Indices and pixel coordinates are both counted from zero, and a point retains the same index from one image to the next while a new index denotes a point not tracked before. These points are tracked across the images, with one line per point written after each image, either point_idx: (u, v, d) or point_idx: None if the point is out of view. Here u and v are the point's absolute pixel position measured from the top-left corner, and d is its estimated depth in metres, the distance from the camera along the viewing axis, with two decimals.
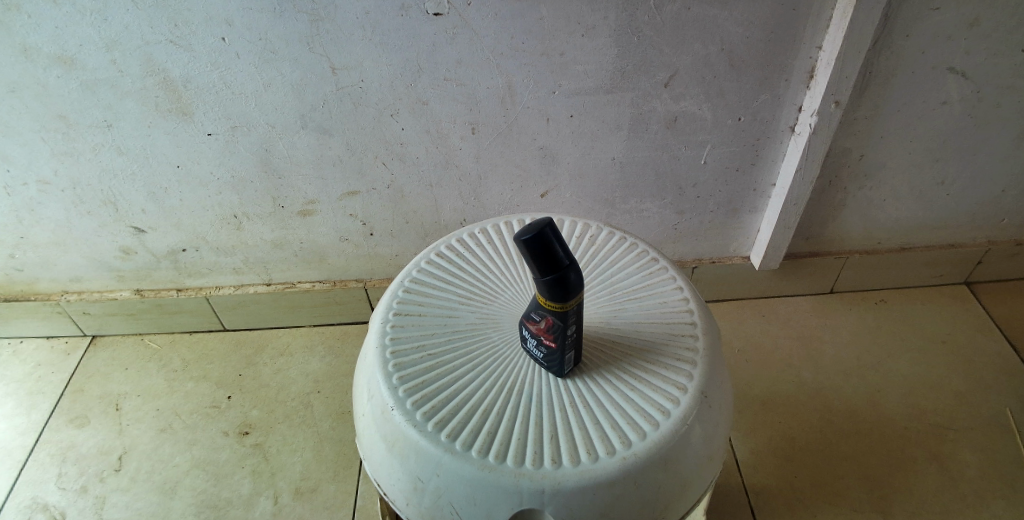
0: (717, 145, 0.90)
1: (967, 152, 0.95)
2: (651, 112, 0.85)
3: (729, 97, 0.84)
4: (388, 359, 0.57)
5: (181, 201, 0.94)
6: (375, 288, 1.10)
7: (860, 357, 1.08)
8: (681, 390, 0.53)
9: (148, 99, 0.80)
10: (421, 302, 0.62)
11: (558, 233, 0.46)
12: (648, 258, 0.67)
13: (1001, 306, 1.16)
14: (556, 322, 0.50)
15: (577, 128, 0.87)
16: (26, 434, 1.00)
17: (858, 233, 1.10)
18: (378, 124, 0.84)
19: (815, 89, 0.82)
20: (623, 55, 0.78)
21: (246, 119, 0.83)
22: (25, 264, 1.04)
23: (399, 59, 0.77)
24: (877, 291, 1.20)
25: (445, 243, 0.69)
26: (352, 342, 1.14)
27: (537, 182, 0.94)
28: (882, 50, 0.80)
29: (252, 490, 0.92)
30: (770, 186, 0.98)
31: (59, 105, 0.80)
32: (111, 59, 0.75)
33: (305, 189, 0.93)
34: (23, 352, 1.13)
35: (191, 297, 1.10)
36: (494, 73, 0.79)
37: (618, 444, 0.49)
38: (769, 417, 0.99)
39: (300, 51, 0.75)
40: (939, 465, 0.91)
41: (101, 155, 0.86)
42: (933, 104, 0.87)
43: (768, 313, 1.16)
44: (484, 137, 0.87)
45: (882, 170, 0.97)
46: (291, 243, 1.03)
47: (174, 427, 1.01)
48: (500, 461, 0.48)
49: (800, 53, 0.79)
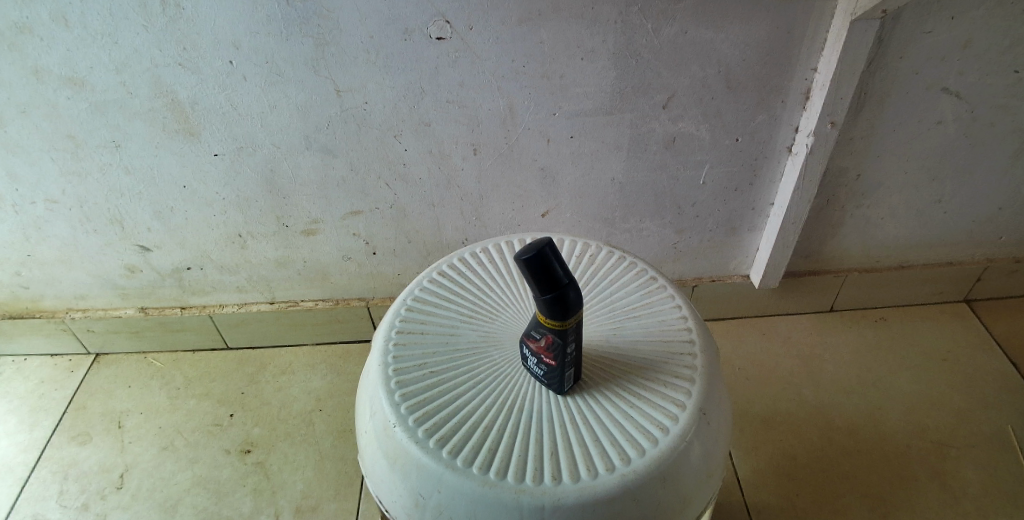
0: (715, 165, 0.92)
1: (963, 170, 0.96)
2: (651, 133, 0.87)
3: (727, 118, 0.85)
4: (390, 376, 0.57)
5: (186, 220, 0.95)
6: (378, 306, 1.11)
7: (860, 374, 1.08)
8: (680, 406, 0.54)
9: (157, 120, 0.81)
10: (423, 320, 0.63)
11: (558, 252, 0.47)
12: (647, 277, 0.68)
13: (1001, 323, 1.17)
14: (555, 340, 0.51)
15: (577, 148, 0.88)
16: (28, 450, 1.00)
17: (858, 251, 1.11)
18: (381, 145, 0.86)
19: (811, 110, 0.84)
20: (622, 77, 0.80)
21: (253, 140, 0.84)
22: (30, 282, 1.05)
23: (401, 83, 0.79)
24: (877, 309, 1.21)
25: (447, 262, 0.70)
26: (354, 360, 1.14)
27: (538, 202, 0.95)
28: (877, 71, 0.82)
29: (253, 508, 0.92)
30: (768, 205, 0.99)
31: (70, 125, 0.81)
32: (121, 81, 0.77)
33: (310, 208, 0.95)
34: (27, 369, 1.14)
35: (194, 315, 1.10)
36: (495, 95, 0.81)
37: (617, 460, 0.50)
38: (770, 435, 0.99)
39: (306, 74, 0.77)
40: (941, 482, 0.91)
41: (109, 174, 0.88)
42: (928, 124, 0.89)
43: (769, 331, 1.17)
44: (485, 158, 0.88)
45: (878, 189, 0.99)
46: (295, 262, 1.04)
47: (175, 445, 1.01)
48: (500, 477, 0.49)
49: (796, 74, 0.81)
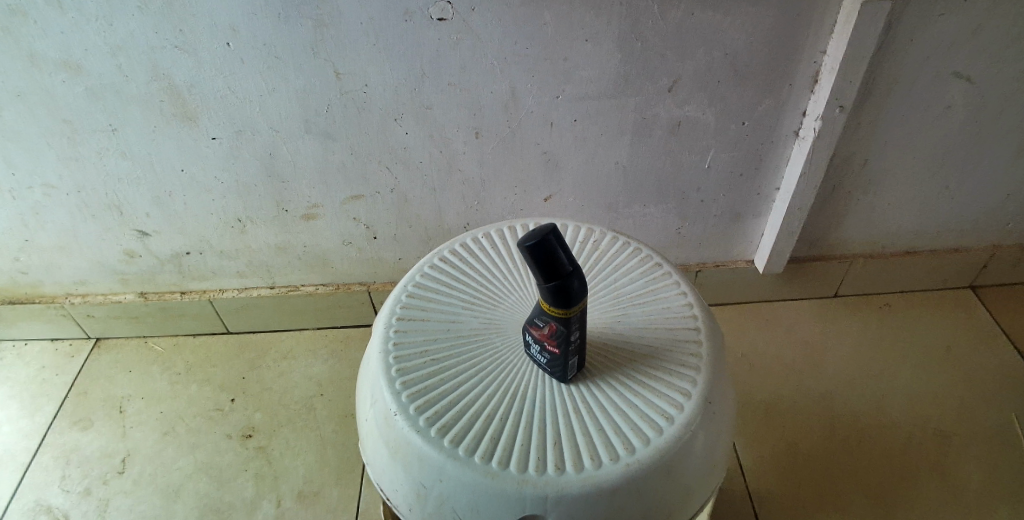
0: (720, 150, 0.90)
1: (972, 157, 0.95)
2: (655, 117, 0.85)
3: (733, 103, 0.84)
4: (390, 364, 0.57)
5: (185, 206, 0.94)
6: (378, 292, 1.10)
7: (863, 362, 1.08)
8: (685, 396, 0.53)
9: (154, 105, 0.80)
10: (425, 306, 0.62)
11: (562, 239, 0.46)
12: (651, 263, 0.67)
13: (1005, 311, 1.16)
14: (559, 328, 0.50)
15: (581, 133, 0.87)
16: (30, 436, 1.00)
17: (863, 238, 1.10)
18: (382, 129, 0.85)
19: (819, 94, 0.82)
20: (627, 60, 0.78)
21: (252, 125, 0.83)
22: (29, 268, 1.04)
23: (402, 66, 0.77)
24: (881, 295, 1.20)
25: (449, 248, 0.69)
26: (354, 345, 1.14)
27: (541, 187, 0.94)
28: (886, 56, 0.80)
29: (255, 494, 0.92)
30: (774, 191, 0.98)
31: (66, 110, 0.80)
32: (117, 65, 0.76)
33: (310, 193, 0.94)
34: (28, 355, 1.14)
35: (194, 300, 1.10)
36: (497, 79, 0.79)
37: (622, 450, 0.49)
38: (773, 425, 0.99)
39: (305, 57, 0.76)
40: (942, 476, 0.91)
41: (106, 160, 0.87)
42: (937, 109, 0.87)
43: (772, 318, 1.16)
44: (487, 143, 0.87)
45: (885, 175, 0.97)
46: (295, 247, 1.03)
47: (177, 431, 1.01)
48: (503, 467, 0.48)
49: (804, 58, 0.79)
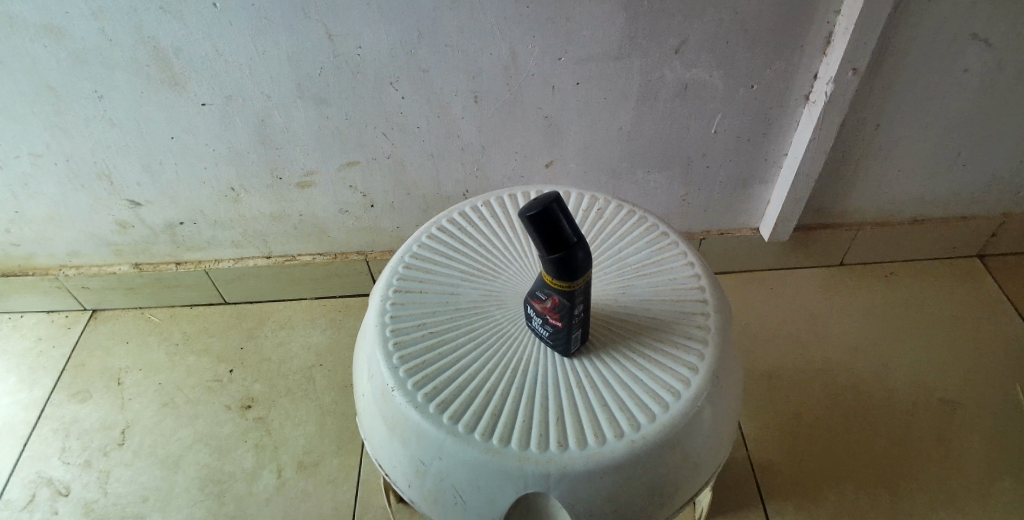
0: (728, 115, 0.87)
1: (988, 122, 0.92)
2: (662, 80, 0.82)
3: (742, 65, 0.80)
4: (387, 338, 0.55)
5: (176, 175, 0.92)
6: (376, 261, 1.08)
7: (868, 332, 1.07)
8: (691, 370, 0.52)
9: (139, 70, 0.77)
10: (422, 278, 0.60)
11: (565, 208, 0.44)
12: (657, 232, 0.65)
13: (1012, 280, 1.14)
14: (562, 301, 0.48)
15: (584, 97, 0.83)
16: (29, 409, 1.00)
17: (871, 205, 1.07)
18: (378, 93, 0.81)
19: (832, 56, 0.78)
20: (632, 21, 0.74)
21: (242, 91, 0.80)
22: (21, 240, 1.02)
23: (397, 27, 0.73)
24: (887, 264, 1.18)
25: (447, 217, 0.67)
26: (353, 315, 1.13)
27: (542, 153, 0.91)
28: (904, 15, 0.76)
29: (255, 464, 0.92)
30: (782, 156, 0.95)
31: (48, 76, 0.77)
32: (99, 28, 0.72)
33: (304, 161, 0.91)
34: (24, 327, 1.13)
35: (190, 271, 1.08)
36: (496, 41, 0.76)
37: (626, 426, 0.48)
38: (776, 394, 0.98)
39: (295, 18, 0.72)
40: (945, 448, 0.90)
41: (93, 128, 0.84)
42: (954, 72, 0.83)
43: (776, 286, 1.15)
44: (487, 108, 0.84)
45: (897, 141, 0.94)
46: (290, 217, 1.01)
47: (176, 402, 1.00)
48: (504, 444, 0.47)
49: (818, 17, 0.75)
